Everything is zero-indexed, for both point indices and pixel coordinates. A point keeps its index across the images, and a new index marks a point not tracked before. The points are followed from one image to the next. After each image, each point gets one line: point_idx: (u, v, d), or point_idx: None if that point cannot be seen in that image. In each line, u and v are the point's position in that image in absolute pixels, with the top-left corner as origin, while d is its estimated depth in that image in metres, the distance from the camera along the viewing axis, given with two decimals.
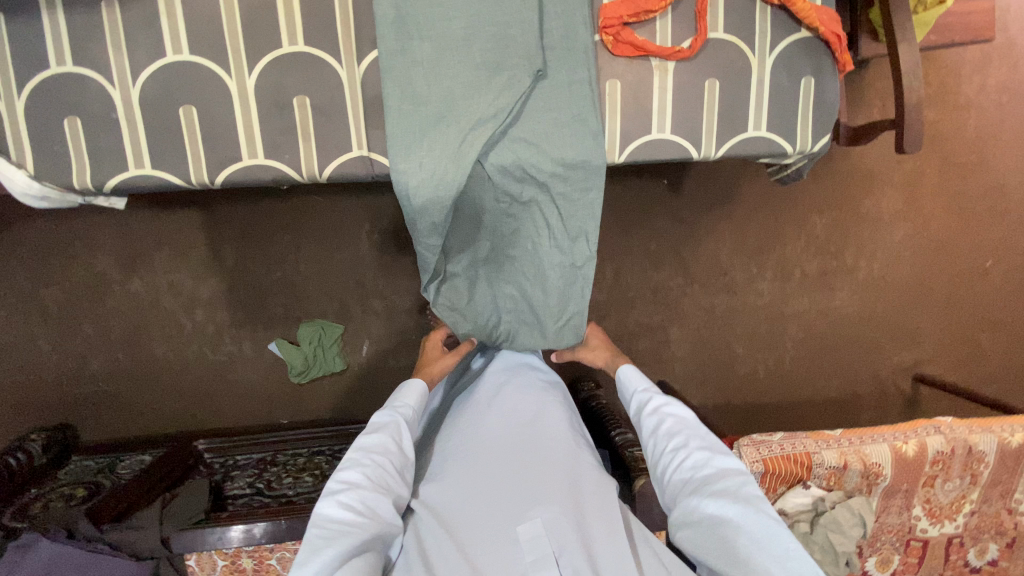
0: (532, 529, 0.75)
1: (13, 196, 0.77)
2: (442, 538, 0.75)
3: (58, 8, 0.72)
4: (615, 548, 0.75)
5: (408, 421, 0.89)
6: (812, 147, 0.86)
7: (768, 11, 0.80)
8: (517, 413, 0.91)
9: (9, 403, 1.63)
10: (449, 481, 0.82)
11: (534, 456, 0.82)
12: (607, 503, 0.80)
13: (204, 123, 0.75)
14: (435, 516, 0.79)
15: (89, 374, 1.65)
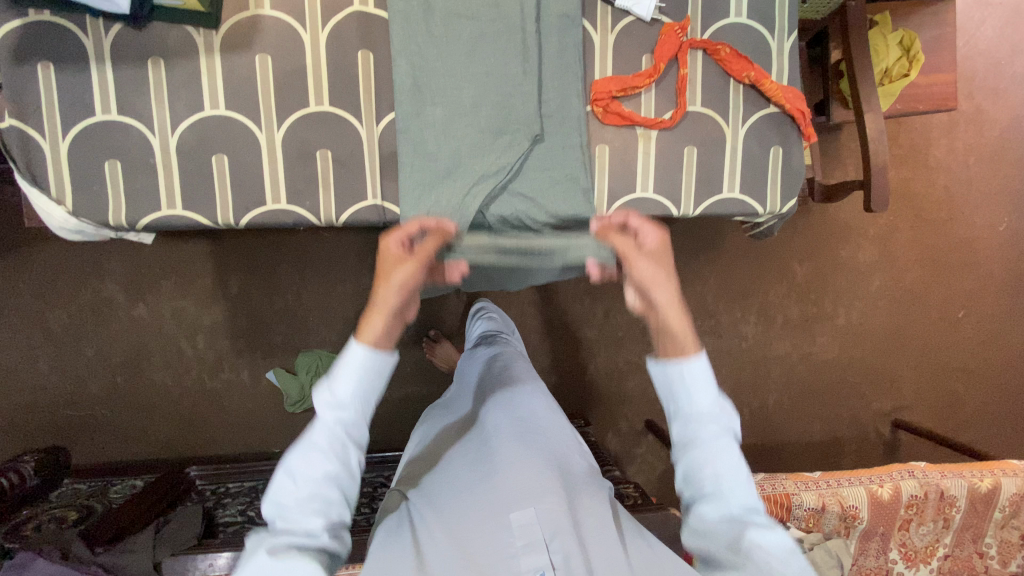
0: (525, 517, 0.73)
1: (50, 230, 0.83)
2: (433, 528, 0.76)
3: (107, 62, 0.79)
4: (602, 543, 0.75)
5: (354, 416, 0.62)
6: (781, 208, 0.95)
7: (741, 88, 0.91)
8: (520, 412, 0.92)
9: (5, 422, 1.65)
10: (445, 481, 0.83)
11: (531, 453, 0.83)
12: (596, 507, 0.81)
13: (233, 170, 0.83)
14: (427, 507, 0.81)
15: (87, 397, 1.67)
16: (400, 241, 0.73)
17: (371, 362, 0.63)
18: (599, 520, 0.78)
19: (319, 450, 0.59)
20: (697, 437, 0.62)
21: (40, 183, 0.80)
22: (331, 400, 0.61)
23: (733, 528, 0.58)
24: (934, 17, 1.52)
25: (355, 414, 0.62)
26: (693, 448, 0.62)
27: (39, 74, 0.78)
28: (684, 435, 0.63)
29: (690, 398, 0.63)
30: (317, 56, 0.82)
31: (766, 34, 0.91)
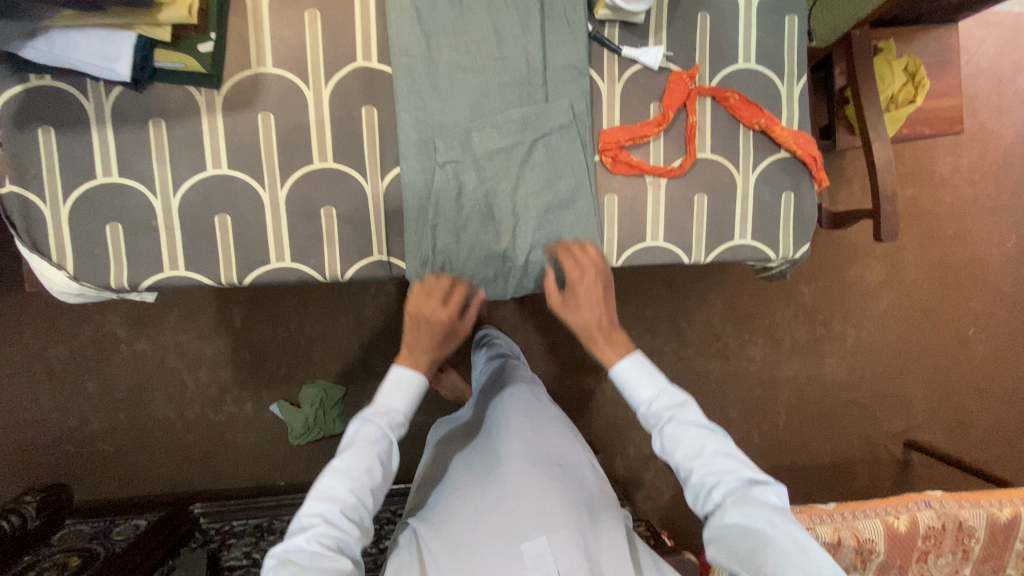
0: (537, 547, 0.76)
1: (51, 294, 0.81)
2: (444, 557, 0.78)
3: (108, 125, 0.78)
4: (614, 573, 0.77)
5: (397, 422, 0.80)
6: (794, 253, 0.93)
7: (752, 134, 0.89)
8: (530, 434, 0.93)
9: (6, 462, 1.63)
10: (456, 506, 0.85)
11: (541, 478, 0.85)
12: (606, 535, 0.83)
13: (237, 229, 0.82)
14: (437, 532, 0.82)
15: (90, 434, 1.66)
16: (416, 374, 0.82)
17: (379, 442, 0.75)
18: (608, 550, 0.81)
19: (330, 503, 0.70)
20: (662, 421, 0.79)
21: (41, 249, 0.78)
22: (334, 479, 0.71)
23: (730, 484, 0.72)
24: (939, 41, 1.51)
25: (353, 498, 0.71)
26: (664, 435, 0.79)
27: (40, 139, 0.77)
28: (655, 426, 0.80)
29: (644, 393, 0.82)
30: (321, 113, 0.81)
31: (775, 78, 0.89)
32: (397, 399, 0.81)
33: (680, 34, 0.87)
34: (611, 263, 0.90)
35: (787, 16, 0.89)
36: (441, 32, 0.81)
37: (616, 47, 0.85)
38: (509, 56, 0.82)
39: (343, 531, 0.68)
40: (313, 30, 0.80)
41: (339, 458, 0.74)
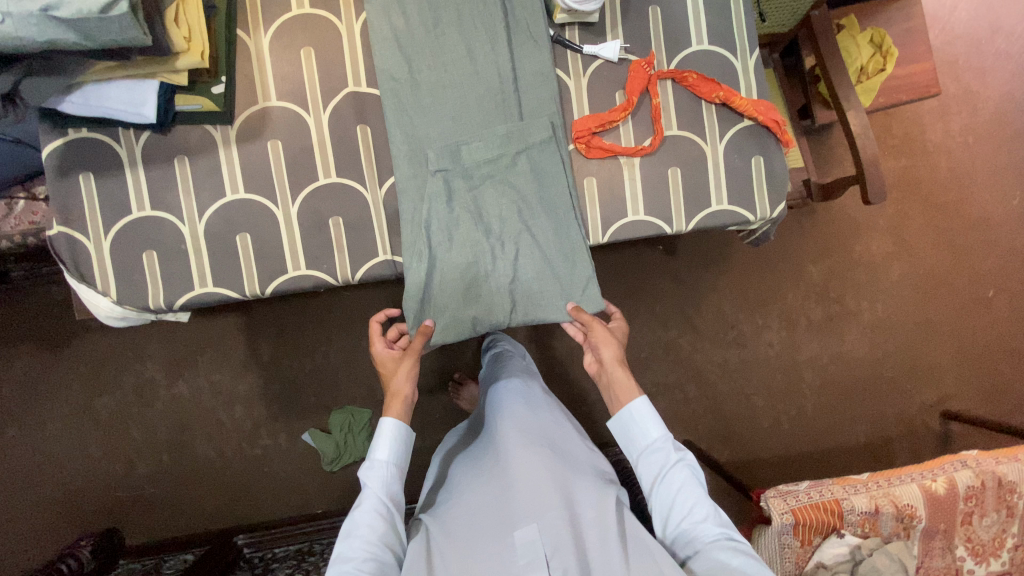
0: (528, 534, 0.84)
1: (98, 320, 0.90)
2: (445, 545, 0.87)
3: (140, 166, 0.89)
4: (600, 551, 0.82)
5: (389, 476, 0.93)
6: (772, 213, 0.98)
7: (714, 108, 0.96)
8: (527, 428, 0.99)
9: (62, 510, 1.72)
10: (458, 501, 0.94)
11: (536, 472, 0.91)
12: (595, 512, 0.87)
13: (256, 246, 0.91)
14: (442, 523, 0.92)
15: (136, 477, 1.74)
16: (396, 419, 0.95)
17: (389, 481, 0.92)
18: (596, 526, 0.85)
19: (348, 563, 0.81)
20: (664, 459, 0.92)
21: (88, 279, 0.88)
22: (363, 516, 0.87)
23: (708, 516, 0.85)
24: (901, 12, 1.57)
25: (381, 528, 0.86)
26: (666, 471, 0.90)
27: (82, 185, 0.88)
28: (660, 460, 0.92)
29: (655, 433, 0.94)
30: (322, 135, 0.92)
31: (729, 56, 0.97)
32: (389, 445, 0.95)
33: (634, 29, 0.96)
34: (596, 241, 0.97)
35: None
36: (419, 55, 0.91)
37: (578, 47, 0.94)
38: (482, 70, 0.92)
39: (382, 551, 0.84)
40: (308, 66, 0.91)
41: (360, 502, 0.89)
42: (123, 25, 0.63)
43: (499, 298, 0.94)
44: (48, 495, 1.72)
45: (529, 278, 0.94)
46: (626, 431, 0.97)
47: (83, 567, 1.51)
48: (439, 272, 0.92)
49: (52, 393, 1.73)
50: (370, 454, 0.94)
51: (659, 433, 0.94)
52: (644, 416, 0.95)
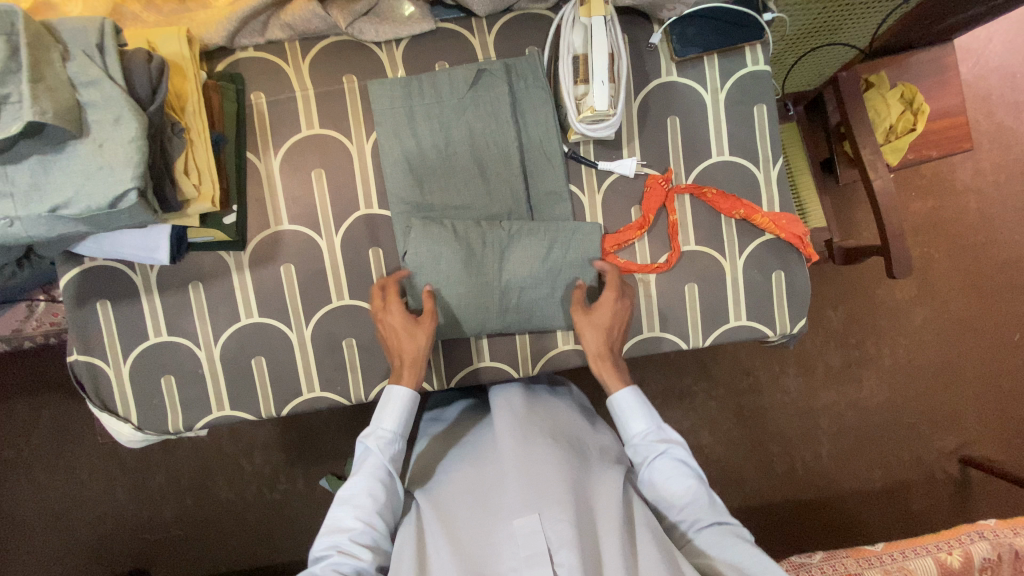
0: (528, 523, 0.73)
1: (121, 443, 0.92)
2: (438, 530, 0.78)
3: (155, 292, 0.90)
4: (609, 547, 0.73)
5: (391, 446, 0.85)
6: (792, 328, 0.96)
7: (733, 222, 0.93)
8: (526, 411, 0.89)
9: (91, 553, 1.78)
10: (450, 483, 0.85)
11: (541, 458, 0.80)
12: (603, 507, 0.78)
13: (272, 368, 0.92)
14: (433, 500, 0.83)
15: (161, 520, 1.74)
16: (407, 391, 0.85)
17: (375, 469, 0.82)
18: (603, 517, 0.76)
19: (335, 548, 0.76)
20: (650, 455, 0.85)
21: (110, 405, 0.90)
22: (342, 508, 0.80)
23: (711, 527, 0.79)
24: (933, 63, 1.49)
25: (362, 524, 0.78)
26: (648, 467, 0.84)
27: (99, 312, 0.89)
28: (645, 457, 0.85)
29: (642, 435, 0.86)
30: (334, 257, 0.91)
31: (751, 167, 0.93)
32: (390, 420, 0.85)
33: (652, 140, 0.92)
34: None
35: (755, 105, 0.93)
36: (430, 176, 0.89)
37: (592, 163, 0.91)
38: (494, 188, 0.90)
39: (355, 555, 0.76)
40: (319, 188, 0.90)
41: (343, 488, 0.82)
42: (133, 211, 0.63)
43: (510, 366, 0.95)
44: (73, 540, 1.72)
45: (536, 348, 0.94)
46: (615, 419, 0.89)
47: None
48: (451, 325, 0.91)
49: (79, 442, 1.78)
50: (375, 421, 0.85)
51: (645, 427, 0.86)
52: (630, 410, 0.86)
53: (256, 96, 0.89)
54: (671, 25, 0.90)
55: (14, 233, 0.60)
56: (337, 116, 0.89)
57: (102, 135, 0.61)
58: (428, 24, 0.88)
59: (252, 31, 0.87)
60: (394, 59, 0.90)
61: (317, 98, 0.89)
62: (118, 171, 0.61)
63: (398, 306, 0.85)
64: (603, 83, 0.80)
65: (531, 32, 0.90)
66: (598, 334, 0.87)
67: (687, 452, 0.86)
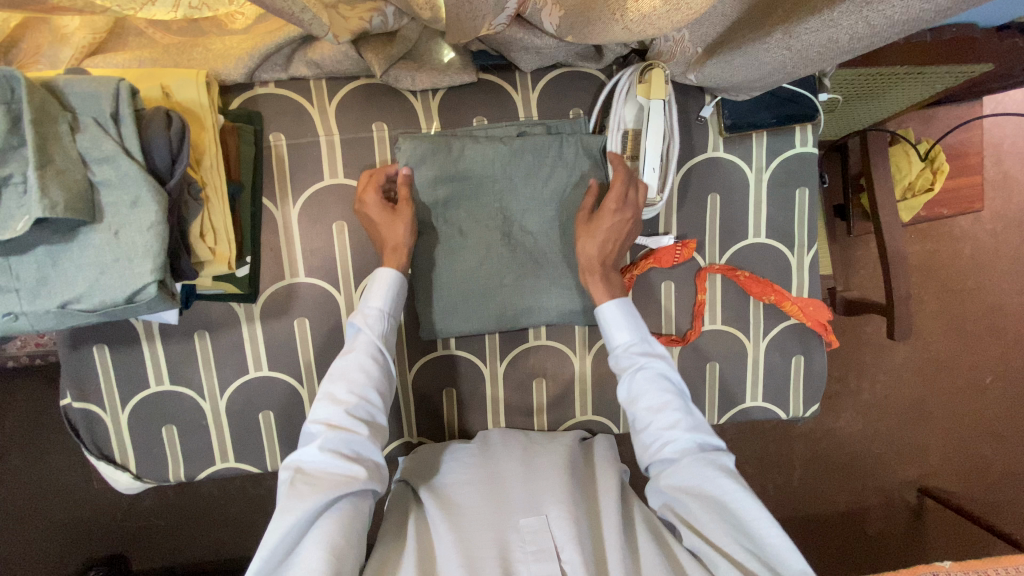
0: (535, 523, 0.71)
1: (118, 488, 0.89)
2: (442, 523, 0.73)
3: (157, 339, 0.84)
4: (610, 543, 0.71)
5: (382, 324, 0.77)
6: (805, 411, 0.97)
7: (762, 304, 0.93)
8: (531, 432, 0.89)
9: None
10: (454, 478, 0.81)
11: (550, 467, 0.80)
12: (602, 510, 0.76)
13: (280, 423, 0.88)
14: (435, 496, 0.78)
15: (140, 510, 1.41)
16: (393, 270, 0.78)
17: (366, 343, 0.75)
18: (603, 519, 0.74)
19: (326, 431, 0.68)
20: (632, 366, 0.78)
21: (107, 453, 0.87)
22: (334, 383, 0.72)
23: (692, 453, 0.73)
24: (957, 121, 1.48)
25: (356, 398, 0.71)
26: (633, 376, 0.78)
27: (95, 357, 0.84)
28: (626, 370, 0.79)
29: (625, 348, 0.79)
30: (352, 314, 0.87)
31: (786, 250, 0.92)
32: (379, 299, 0.78)
33: (691, 216, 0.89)
34: (615, 431, 0.96)
35: (798, 188, 0.90)
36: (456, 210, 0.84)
37: None
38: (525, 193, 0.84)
39: (350, 430, 0.69)
40: (341, 240, 0.85)
41: (334, 369, 0.74)
42: (151, 302, 0.58)
43: (525, 425, 0.94)
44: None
45: (553, 409, 0.94)
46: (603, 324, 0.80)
47: None
48: (461, 321, 0.86)
49: None
50: (363, 296, 0.77)
51: (632, 339, 0.79)
52: (617, 319, 0.79)
53: (275, 137, 0.83)
54: (723, 98, 0.85)
55: (21, 326, 0.55)
56: (364, 167, 0.85)
57: (116, 221, 0.55)
58: (468, 75, 0.82)
59: (274, 66, 0.79)
60: (429, 109, 0.85)
61: (343, 144, 0.84)
62: (136, 264, 0.55)
63: (374, 198, 0.79)
64: (654, 171, 0.78)
65: (576, 92, 0.86)
66: (595, 244, 0.79)
67: (673, 368, 0.79)
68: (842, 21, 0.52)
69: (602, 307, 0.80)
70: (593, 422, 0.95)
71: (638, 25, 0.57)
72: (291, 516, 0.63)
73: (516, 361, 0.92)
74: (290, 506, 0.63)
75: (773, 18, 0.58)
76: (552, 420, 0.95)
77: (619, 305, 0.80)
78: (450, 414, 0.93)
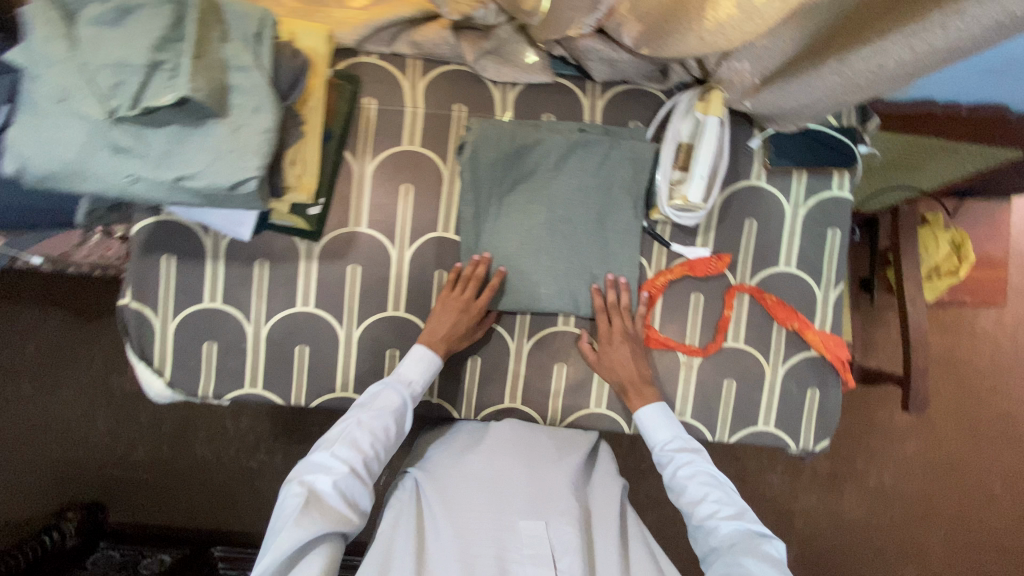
0: (534, 528, 0.78)
1: (148, 395, 0.93)
2: (442, 517, 0.80)
3: (221, 259, 0.91)
4: (604, 554, 0.78)
5: (411, 396, 0.87)
6: (813, 445, 0.99)
7: (785, 332, 0.97)
8: (525, 428, 0.92)
9: (48, 474, 1.57)
10: (456, 474, 0.86)
11: (545, 480, 0.85)
12: (597, 523, 0.83)
13: (312, 359, 0.94)
14: (439, 487, 0.84)
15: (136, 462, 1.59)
16: (438, 351, 0.89)
17: (398, 402, 0.85)
18: (597, 530, 0.82)
19: (344, 475, 0.77)
20: (670, 463, 0.87)
21: (147, 356, 0.92)
22: (360, 432, 0.81)
23: (733, 541, 0.77)
24: (986, 217, 1.53)
25: (373, 452, 0.81)
26: (673, 472, 0.86)
27: (161, 265, 0.91)
28: (665, 467, 0.87)
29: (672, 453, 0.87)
30: (400, 269, 0.94)
31: (813, 284, 0.97)
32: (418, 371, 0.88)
33: (728, 235, 0.95)
34: (625, 430, 0.98)
35: (830, 228, 0.97)
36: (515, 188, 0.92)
37: (667, 242, 0.94)
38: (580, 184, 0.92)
39: (362, 481, 0.78)
40: (404, 200, 0.93)
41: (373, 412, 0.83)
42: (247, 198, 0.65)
43: (540, 407, 0.97)
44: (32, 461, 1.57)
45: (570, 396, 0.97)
46: (644, 430, 0.91)
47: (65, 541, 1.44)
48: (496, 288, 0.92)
49: (58, 370, 1.57)
50: (405, 363, 0.88)
51: (668, 439, 0.89)
52: (652, 421, 0.90)
53: (367, 101, 0.92)
54: (771, 133, 0.93)
55: (125, 189, 0.61)
56: (439, 140, 0.94)
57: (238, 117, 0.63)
58: (546, 76, 0.93)
59: (380, 41, 0.91)
60: (506, 99, 0.94)
61: (424, 117, 0.93)
62: (246, 159, 0.63)
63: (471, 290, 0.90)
64: (702, 178, 0.84)
65: (639, 107, 0.95)
66: (626, 365, 0.91)
67: (711, 464, 0.87)
68: (891, 49, 0.60)
69: (639, 412, 0.91)
70: (605, 417, 0.98)
71: (712, 35, 0.66)
72: (300, 540, 0.68)
73: (543, 342, 0.96)
74: (298, 531, 0.69)
75: (827, 50, 0.68)
76: (566, 408, 0.98)
77: (656, 407, 0.91)
78: (471, 383, 0.96)
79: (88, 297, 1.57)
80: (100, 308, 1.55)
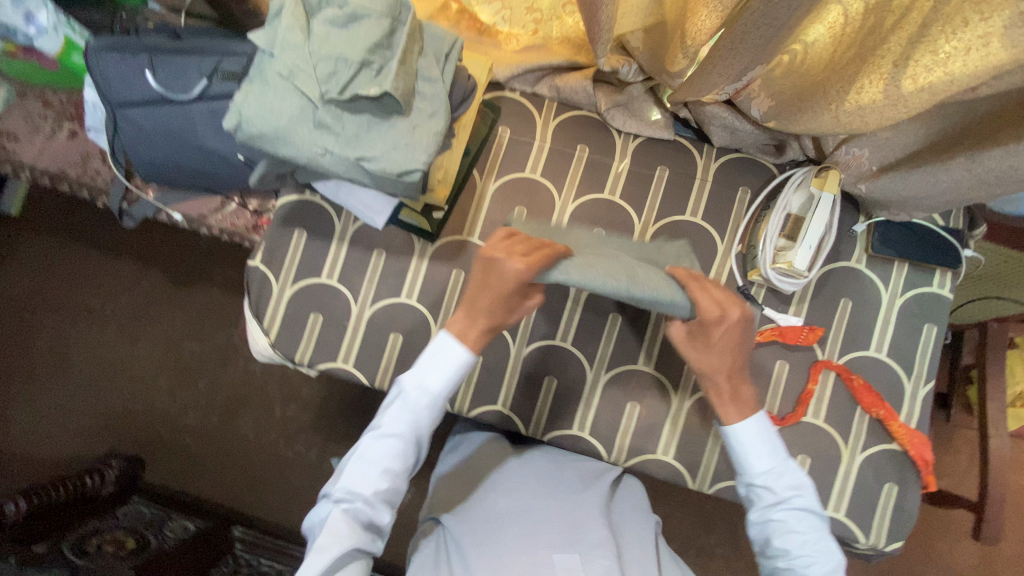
0: (566, 560, 0.77)
1: (250, 349, 1.02)
2: (469, 549, 0.79)
3: (345, 241, 1.01)
4: None
5: (427, 407, 0.77)
6: (884, 544, 0.95)
7: (868, 418, 0.95)
8: (548, 463, 0.95)
9: (104, 419, 1.68)
10: (483, 506, 0.87)
11: (573, 509, 0.85)
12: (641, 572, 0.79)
13: (403, 349, 0.99)
14: (462, 524, 0.84)
15: (182, 425, 1.66)
16: (464, 353, 0.76)
17: (412, 418, 0.77)
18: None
19: (359, 502, 0.74)
20: (768, 491, 0.76)
21: (259, 315, 1.00)
22: (373, 450, 0.76)
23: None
24: None
25: (388, 474, 0.76)
26: (765, 501, 0.77)
27: (293, 237, 1.01)
28: (752, 488, 0.78)
29: (755, 462, 0.77)
30: None
31: (902, 375, 0.96)
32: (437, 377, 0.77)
33: (821, 310, 0.97)
34: (688, 484, 0.98)
35: (927, 323, 0.97)
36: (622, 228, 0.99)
37: (760, 305, 0.96)
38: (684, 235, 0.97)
39: (374, 510, 0.75)
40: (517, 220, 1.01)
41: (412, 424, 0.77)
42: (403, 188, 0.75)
43: (607, 442, 0.98)
44: (96, 404, 1.68)
45: (639, 438, 0.97)
46: (738, 446, 0.78)
47: (102, 488, 1.49)
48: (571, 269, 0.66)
49: (142, 324, 1.70)
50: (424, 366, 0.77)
51: (769, 468, 0.77)
52: (753, 443, 0.77)
53: (501, 129, 1.03)
54: (878, 221, 0.97)
55: (314, 157, 0.71)
56: (559, 173, 1.02)
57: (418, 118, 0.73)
58: (668, 133, 1.01)
59: (525, 80, 1.03)
60: (626, 147, 1.02)
61: (550, 151, 1.02)
62: (416, 153, 0.72)
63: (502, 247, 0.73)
64: (809, 248, 0.88)
65: (752, 175, 1.00)
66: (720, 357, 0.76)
67: (813, 493, 0.77)
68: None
69: (734, 428, 0.78)
70: (668, 467, 0.97)
71: (848, 114, 0.72)
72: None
73: (621, 378, 0.98)
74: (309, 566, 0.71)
75: (955, 147, 0.73)
76: (633, 449, 0.98)
77: (763, 423, 0.78)
78: (544, 403, 0.99)
79: (186, 263, 1.70)
80: (195, 274, 1.69)
